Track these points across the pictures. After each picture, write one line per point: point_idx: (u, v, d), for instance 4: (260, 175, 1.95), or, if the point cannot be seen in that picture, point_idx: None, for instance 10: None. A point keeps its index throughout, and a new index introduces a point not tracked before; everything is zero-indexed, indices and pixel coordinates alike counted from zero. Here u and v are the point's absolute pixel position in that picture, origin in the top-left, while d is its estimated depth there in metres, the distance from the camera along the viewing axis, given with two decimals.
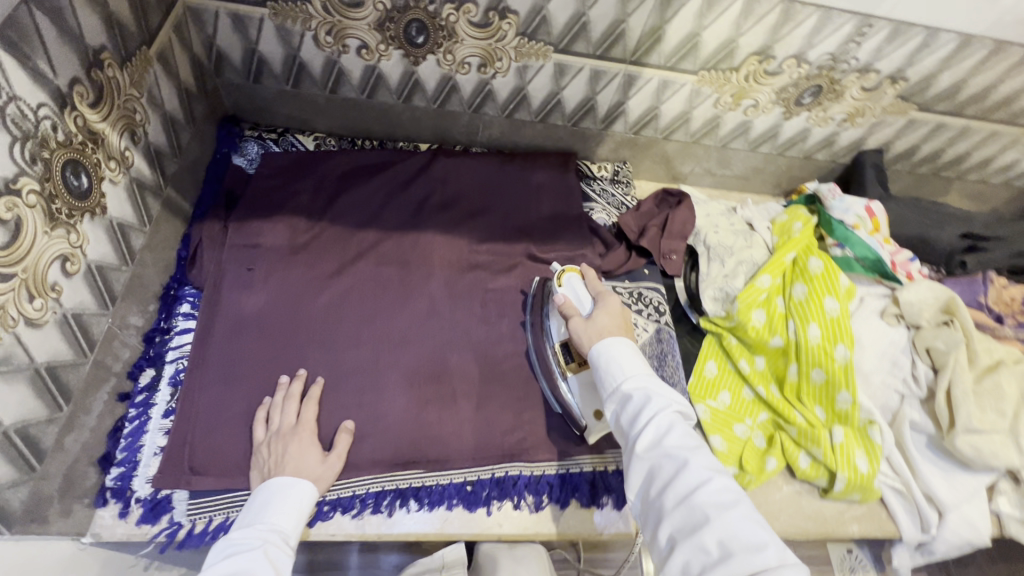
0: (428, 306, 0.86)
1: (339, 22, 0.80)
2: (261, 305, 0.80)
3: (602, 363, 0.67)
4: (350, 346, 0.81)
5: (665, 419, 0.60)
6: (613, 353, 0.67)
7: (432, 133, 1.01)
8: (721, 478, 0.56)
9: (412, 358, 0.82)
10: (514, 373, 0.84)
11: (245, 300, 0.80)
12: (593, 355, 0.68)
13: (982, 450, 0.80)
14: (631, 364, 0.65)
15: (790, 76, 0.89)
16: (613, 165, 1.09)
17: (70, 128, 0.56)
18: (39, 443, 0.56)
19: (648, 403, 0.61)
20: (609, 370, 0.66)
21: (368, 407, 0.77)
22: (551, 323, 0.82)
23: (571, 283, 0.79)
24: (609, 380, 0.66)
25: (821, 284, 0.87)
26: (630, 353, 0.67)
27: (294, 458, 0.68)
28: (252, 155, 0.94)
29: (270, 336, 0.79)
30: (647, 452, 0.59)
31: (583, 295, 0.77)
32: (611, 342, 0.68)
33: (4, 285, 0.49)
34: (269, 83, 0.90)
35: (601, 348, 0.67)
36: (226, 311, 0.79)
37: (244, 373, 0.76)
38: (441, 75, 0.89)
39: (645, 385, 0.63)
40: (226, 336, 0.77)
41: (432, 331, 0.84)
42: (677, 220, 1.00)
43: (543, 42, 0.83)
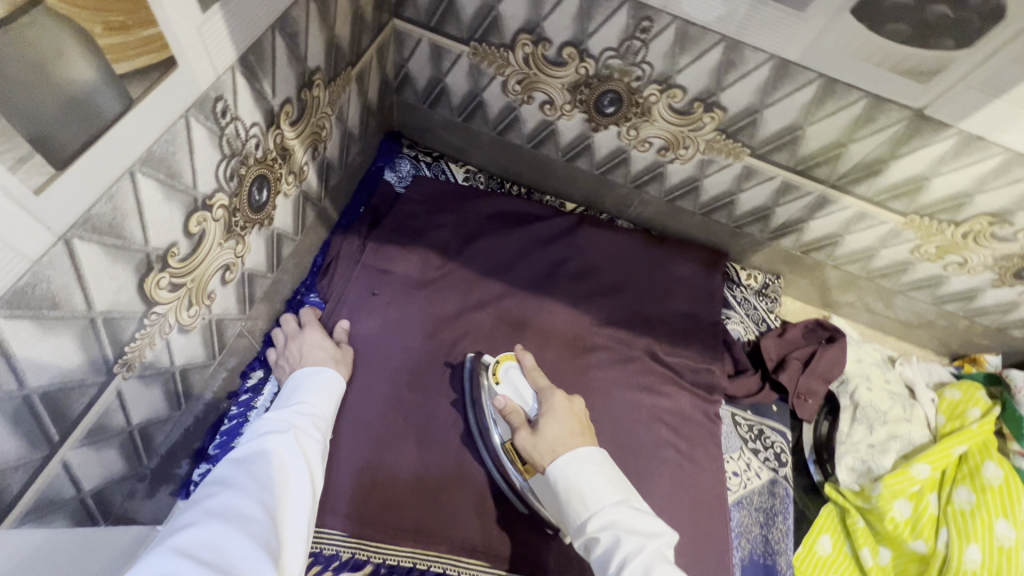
0: None
1: (534, 75, 0.76)
2: (374, 330, 0.79)
3: (561, 489, 0.56)
4: (445, 397, 0.77)
5: (641, 562, 0.49)
6: (577, 472, 0.56)
7: (582, 195, 0.96)
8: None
9: (477, 332, 0.82)
10: None
11: (361, 324, 0.79)
12: (552, 475, 0.57)
13: None
14: (600, 488, 0.55)
15: (1021, 246, 0.75)
16: (763, 276, 0.98)
17: (268, 145, 0.56)
18: (152, 438, 0.56)
19: (619, 543, 0.51)
20: (572, 496, 0.55)
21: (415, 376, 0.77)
22: (494, 424, 0.71)
23: (509, 374, 0.70)
24: (571, 513, 0.55)
25: (995, 501, 0.73)
26: (596, 472, 0.56)
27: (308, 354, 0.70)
28: (402, 174, 0.93)
29: (370, 363, 0.77)
30: None
31: (525, 391, 0.68)
32: (575, 459, 0.57)
33: (172, 295, 0.49)
34: (441, 111, 0.89)
35: (561, 470, 0.57)
36: (341, 331, 0.78)
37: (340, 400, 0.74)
38: (617, 146, 0.83)
39: (616, 512, 0.54)
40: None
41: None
42: (825, 360, 0.88)
43: (741, 143, 0.75)
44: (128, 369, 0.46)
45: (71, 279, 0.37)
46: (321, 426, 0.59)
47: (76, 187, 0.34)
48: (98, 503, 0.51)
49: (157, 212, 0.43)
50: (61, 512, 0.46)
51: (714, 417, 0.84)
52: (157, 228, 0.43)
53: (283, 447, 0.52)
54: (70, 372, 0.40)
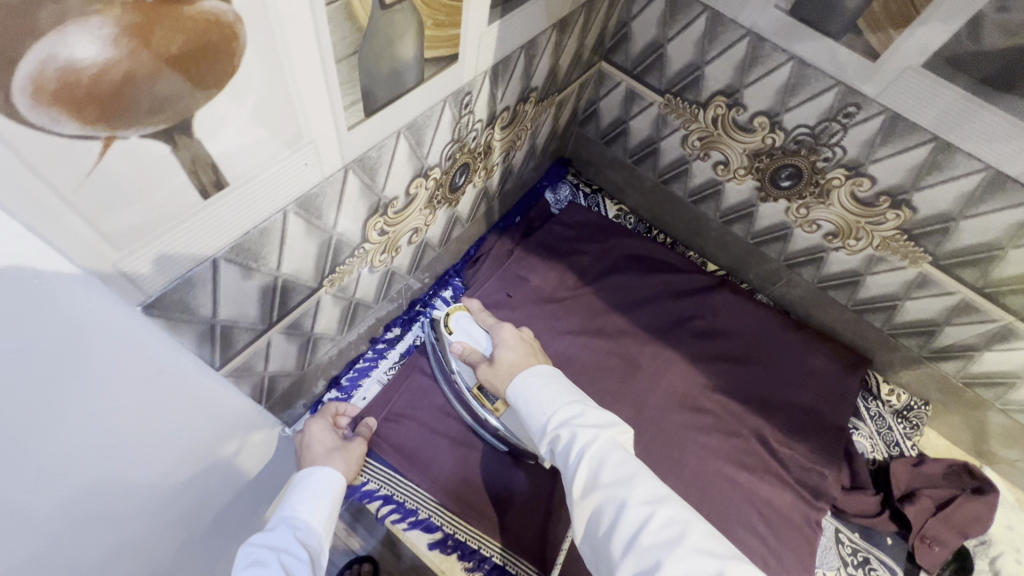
0: (633, 417, 0.82)
1: (718, 135, 0.80)
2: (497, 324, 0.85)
3: (523, 401, 0.57)
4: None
5: (599, 448, 0.50)
6: (530, 385, 0.57)
7: (727, 259, 0.96)
8: (665, 508, 0.46)
9: (583, 360, 0.84)
10: None
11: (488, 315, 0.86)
12: (511, 394, 0.59)
13: None
14: (552, 393, 0.56)
15: None
16: (907, 396, 0.90)
17: (481, 141, 0.65)
18: (317, 351, 0.66)
19: (575, 433, 0.51)
20: (529, 408, 0.56)
21: None
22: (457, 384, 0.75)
23: (460, 322, 0.71)
24: (532, 420, 0.55)
25: None
26: (549, 380, 0.58)
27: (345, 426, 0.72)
28: (560, 197, 1.02)
29: None
30: (583, 496, 0.49)
31: (477, 334, 0.70)
32: (528, 375, 0.59)
33: (378, 239, 0.59)
34: (614, 150, 0.96)
35: (516, 389, 0.58)
36: None
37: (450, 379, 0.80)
38: (780, 221, 0.83)
39: (572, 409, 0.54)
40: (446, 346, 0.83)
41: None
42: (965, 511, 0.78)
43: (923, 248, 0.71)
44: (331, 285, 0.57)
45: (336, 202, 0.47)
46: (313, 538, 0.57)
47: (369, 132, 0.44)
48: (267, 387, 0.61)
49: (397, 171, 0.53)
50: (249, 380, 0.56)
51: (815, 525, 0.77)
52: (394, 182, 0.53)
53: (286, 543, 0.53)
54: (303, 272, 0.50)
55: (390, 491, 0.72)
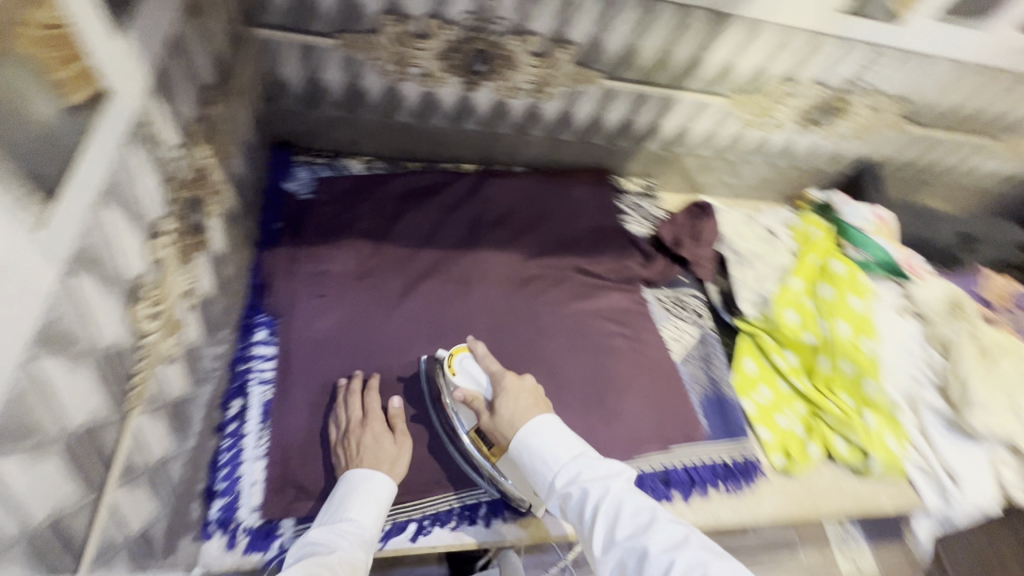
0: (490, 319, 0.91)
1: (406, 52, 0.83)
2: (334, 328, 0.82)
3: (525, 456, 0.69)
4: (428, 363, 0.84)
5: (612, 502, 0.61)
6: (537, 440, 0.69)
7: (476, 154, 1.05)
8: (680, 549, 0.56)
9: (424, 307, 0.88)
10: (579, 383, 0.90)
11: (320, 327, 0.81)
12: (516, 448, 0.70)
13: (995, 428, 0.90)
14: (560, 449, 0.68)
15: (808, 97, 0.99)
16: (641, 180, 1.16)
17: (192, 166, 0.57)
18: (168, 476, 0.56)
19: (587, 492, 0.63)
20: (535, 465, 0.69)
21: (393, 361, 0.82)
22: (455, 413, 0.77)
23: (463, 366, 0.78)
24: (541, 475, 0.68)
25: (846, 285, 0.97)
26: (557, 435, 0.70)
27: (369, 451, 0.71)
28: (303, 180, 0.95)
29: (343, 359, 0.80)
30: (605, 550, 0.60)
31: (481, 379, 0.77)
32: (526, 430, 0.70)
33: (154, 325, 0.50)
34: (324, 109, 0.91)
35: (521, 444, 0.70)
36: (302, 340, 0.80)
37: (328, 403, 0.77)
38: (495, 100, 0.93)
39: (575, 470, 0.66)
40: (308, 368, 0.78)
41: (499, 346, 0.90)
42: (707, 229, 1.09)
43: (594, 69, 0.89)
44: (139, 404, 0.48)
45: (83, 315, 0.38)
46: (365, 542, 0.65)
47: (67, 218, 0.36)
48: (144, 546, 0.51)
49: (126, 242, 0.44)
50: (119, 556, 0.46)
51: (641, 302, 1.01)
52: (132, 256, 0.45)
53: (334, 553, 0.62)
54: (98, 408, 0.41)
55: None
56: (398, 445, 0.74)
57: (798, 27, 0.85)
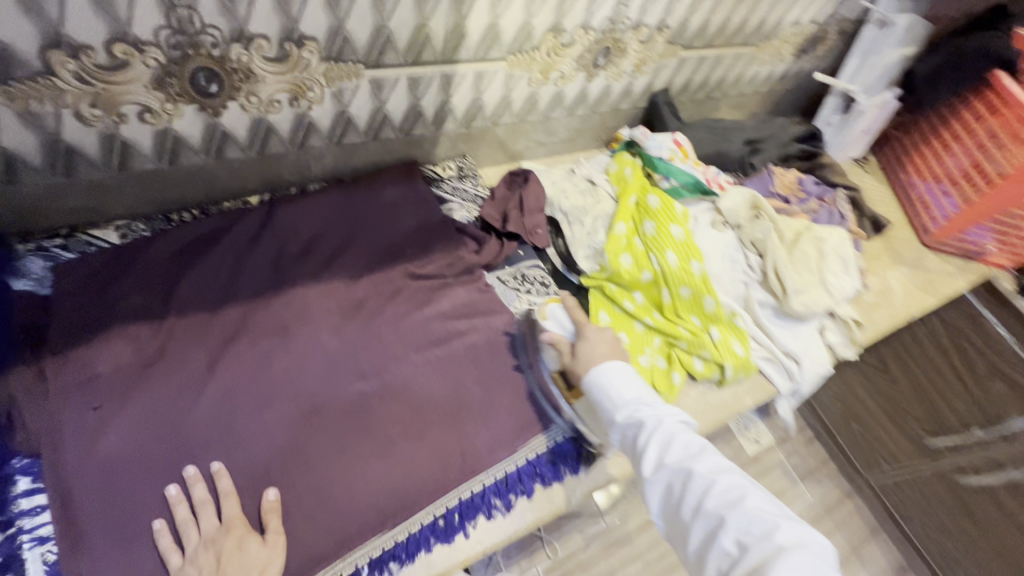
0: (326, 360, 0.81)
1: (103, 90, 0.67)
2: (126, 443, 0.67)
3: (595, 391, 0.78)
4: (260, 437, 0.72)
5: (663, 433, 0.70)
6: (606, 377, 0.78)
7: (259, 182, 0.92)
8: (725, 474, 0.64)
9: (239, 376, 0.75)
10: (440, 397, 0.84)
11: (106, 447, 0.66)
12: (587, 386, 0.79)
13: (809, 304, 1.02)
14: (621, 388, 0.77)
15: (582, 44, 0.99)
16: (455, 161, 1.10)
17: None
18: None
19: (643, 424, 0.71)
20: (603, 398, 0.77)
21: (215, 452, 0.70)
22: (542, 357, 0.88)
23: (554, 313, 0.89)
24: (605, 407, 0.76)
25: (663, 217, 1.02)
26: (625, 375, 0.78)
27: (232, 558, 0.63)
28: (38, 273, 0.76)
29: (148, 475, 0.66)
30: (653, 472, 0.68)
31: (565, 323, 0.88)
32: (602, 369, 0.79)
33: None
34: (29, 181, 0.72)
35: (591, 380, 0.79)
36: (86, 472, 0.64)
37: (143, 533, 0.64)
38: (251, 120, 0.80)
39: (635, 406, 0.74)
40: (102, 502, 0.64)
41: (343, 387, 0.80)
42: (531, 195, 1.06)
43: (352, 62, 0.79)
44: None
45: None
46: None
47: None
48: None
49: None
50: None
51: (486, 288, 0.97)
52: None
53: None
54: None
55: None
56: (241, 546, 0.64)
57: None
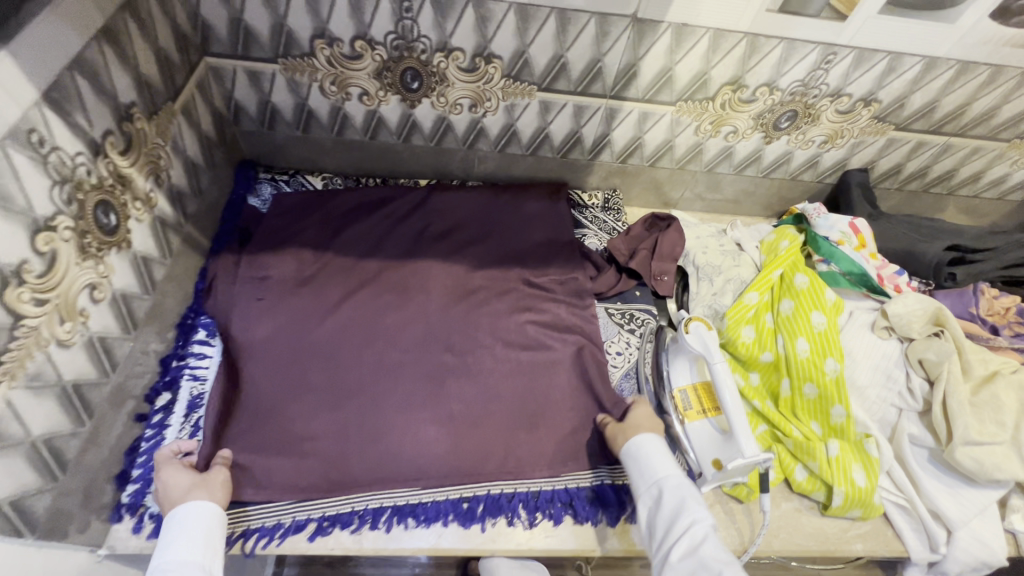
0: (426, 327, 0.91)
1: (342, 73, 0.89)
2: (265, 333, 0.86)
3: (639, 455, 0.74)
4: (351, 367, 0.85)
5: (700, 529, 0.63)
6: (652, 449, 0.74)
7: (431, 169, 1.09)
8: None
9: (357, 315, 0.90)
10: (510, 396, 0.86)
11: (252, 330, 0.85)
12: (631, 448, 0.76)
13: (984, 463, 0.78)
14: (664, 463, 0.72)
15: (764, 102, 0.95)
16: (603, 193, 1.14)
17: (102, 172, 0.64)
18: (64, 453, 0.62)
19: (682, 504, 0.66)
20: (644, 464, 0.73)
21: (317, 364, 0.84)
22: (673, 370, 0.87)
23: (699, 332, 0.82)
24: (644, 474, 0.72)
25: (808, 299, 0.89)
26: (669, 454, 0.74)
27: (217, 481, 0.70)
28: (265, 196, 1.02)
29: (268, 362, 0.83)
30: (681, 558, 0.61)
31: (714, 350, 0.80)
32: (650, 439, 0.76)
33: (39, 309, 0.56)
34: (281, 130, 0.99)
35: (637, 445, 0.75)
36: (234, 343, 0.84)
37: (248, 401, 0.80)
38: (436, 116, 0.96)
39: (674, 484, 0.70)
40: (235, 367, 0.82)
41: (428, 355, 0.88)
42: (667, 243, 1.04)
43: (527, 82, 0.90)
44: (12, 379, 0.53)
45: None
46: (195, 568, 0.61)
47: None
48: (19, 514, 0.56)
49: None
50: None
51: (588, 313, 0.97)
52: (3, 246, 0.51)
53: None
54: None
55: (246, 525, 0.73)
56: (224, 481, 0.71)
57: (733, 29, 0.82)
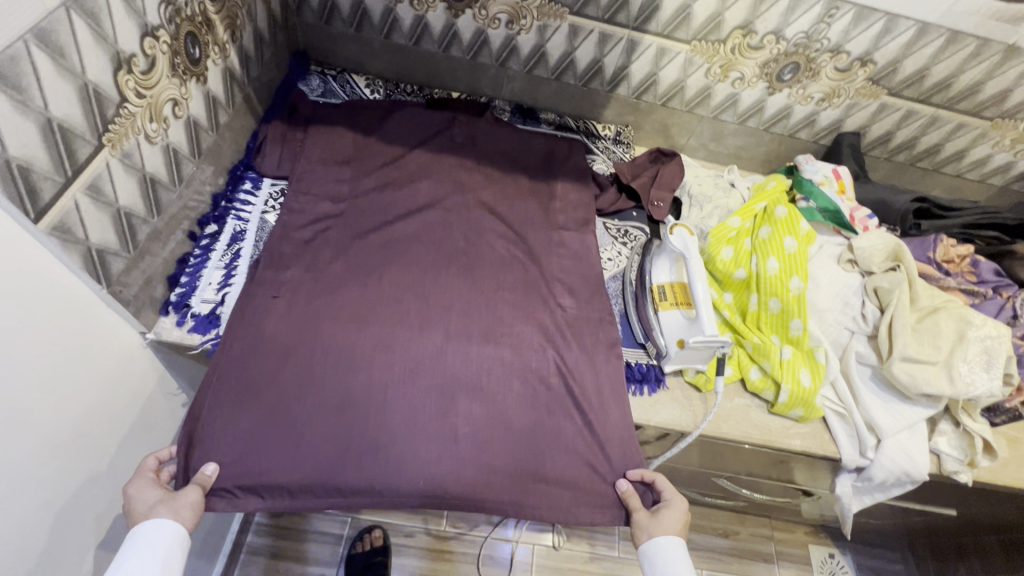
0: (442, 330, 0.87)
1: None
2: (278, 325, 0.83)
3: (656, 559, 0.74)
4: (360, 370, 0.81)
5: None
6: (668, 551, 0.74)
7: (464, 84, 1.20)
8: None
9: (373, 311, 0.86)
10: (521, 413, 0.83)
11: (263, 321, 0.83)
12: (647, 549, 0.75)
13: (916, 377, 0.88)
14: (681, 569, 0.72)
15: (770, 52, 1.05)
16: (616, 127, 1.24)
17: (194, 9, 0.76)
18: (137, 233, 0.75)
19: None
20: (661, 566, 0.73)
21: (325, 364, 0.81)
22: (654, 270, 0.99)
23: (682, 235, 0.93)
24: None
25: (784, 226, 0.99)
26: (685, 558, 0.74)
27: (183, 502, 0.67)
28: (314, 87, 1.13)
29: (275, 356, 0.80)
30: None
31: (692, 249, 0.91)
32: (666, 540, 0.75)
33: (138, 100, 0.68)
34: (337, 26, 1.11)
35: (656, 547, 0.74)
36: (243, 332, 0.81)
37: (250, 396, 0.77)
38: (476, 29, 1.08)
39: None
40: (239, 356, 0.80)
41: (442, 370, 0.84)
42: (667, 173, 1.14)
43: (560, 4, 1.01)
44: (113, 147, 0.65)
45: (72, 42, 0.56)
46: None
47: None
48: (100, 263, 0.68)
49: (120, 21, 0.62)
50: (77, 249, 0.63)
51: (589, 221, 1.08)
52: (123, 34, 0.63)
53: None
54: (76, 119, 0.59)
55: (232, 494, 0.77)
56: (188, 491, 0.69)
57: None
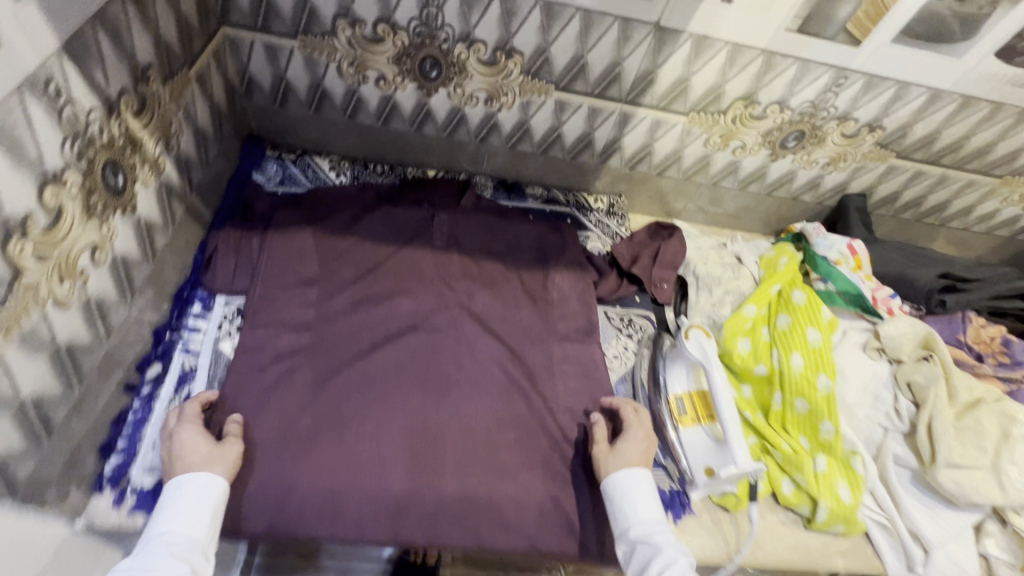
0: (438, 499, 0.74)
1: (360, 55, 0.89)
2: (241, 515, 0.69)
3: (617, 494, 0.73)
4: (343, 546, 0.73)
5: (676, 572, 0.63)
6: (627, 486, 0.73)
7: (439, 160, 1.08)
8: None
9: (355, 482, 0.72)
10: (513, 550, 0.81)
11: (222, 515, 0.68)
12: (608, 486, 0.75)
13: (964, 487, 0.80)
14: (640, 504, 0.72)
15: (774, 120, 0.97)
16: (608, 198, 1.14)
17: (114, 132, 0.62)
18: (51, 415, 0.60)
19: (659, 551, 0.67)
20: (620, 506, 0.72)
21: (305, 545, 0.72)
22: (670, 377, 0.89)
23: (698, 339, 0.83)
24: (619, 521, 0.72)
25: (804, 315, 0.91)
26: (647, 490, 0.73)
27: None
28: (271, 174, 1.00)
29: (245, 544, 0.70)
30: None
31: (711, 356, 0.82)
32: (627, 475, 0.74)
33: (39, 265, 0.54)
34: (292, 108, 0.98)
35: (615, 481, 0.74)
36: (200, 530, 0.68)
37: None
38: (451, 107, 0.96)
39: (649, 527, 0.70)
40: None
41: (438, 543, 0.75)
42: (669, 251, 1.04)
43: (544, 80, 0.91)
44: (7, 334, 0.51)
45: None
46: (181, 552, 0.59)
47: None
48: None
49: (7, 178, 0.49)
50: None
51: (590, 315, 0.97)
52: (11, 194, 0.49)
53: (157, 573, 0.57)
54: None
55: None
56: None
57: (750, 45, 0.85)
